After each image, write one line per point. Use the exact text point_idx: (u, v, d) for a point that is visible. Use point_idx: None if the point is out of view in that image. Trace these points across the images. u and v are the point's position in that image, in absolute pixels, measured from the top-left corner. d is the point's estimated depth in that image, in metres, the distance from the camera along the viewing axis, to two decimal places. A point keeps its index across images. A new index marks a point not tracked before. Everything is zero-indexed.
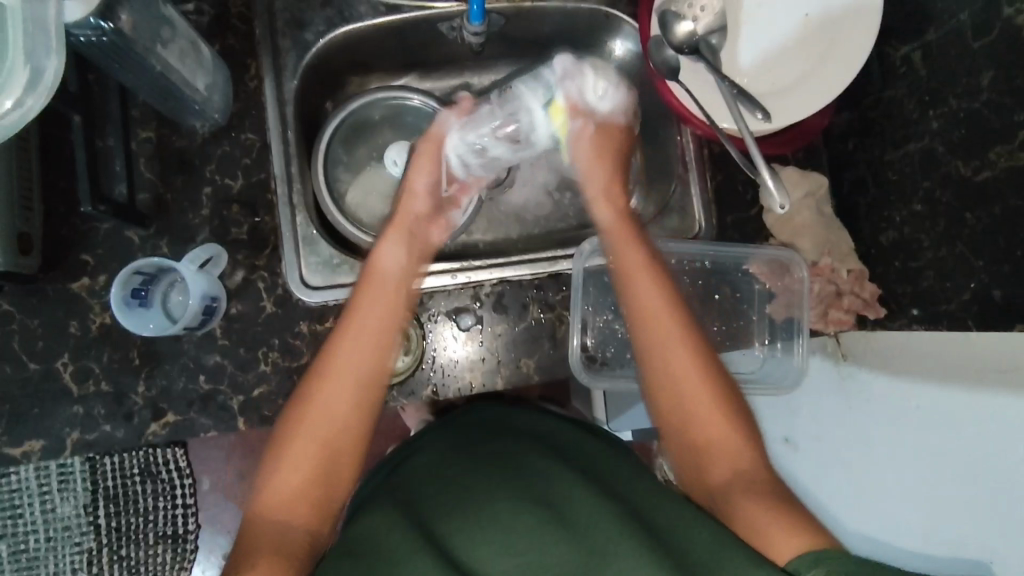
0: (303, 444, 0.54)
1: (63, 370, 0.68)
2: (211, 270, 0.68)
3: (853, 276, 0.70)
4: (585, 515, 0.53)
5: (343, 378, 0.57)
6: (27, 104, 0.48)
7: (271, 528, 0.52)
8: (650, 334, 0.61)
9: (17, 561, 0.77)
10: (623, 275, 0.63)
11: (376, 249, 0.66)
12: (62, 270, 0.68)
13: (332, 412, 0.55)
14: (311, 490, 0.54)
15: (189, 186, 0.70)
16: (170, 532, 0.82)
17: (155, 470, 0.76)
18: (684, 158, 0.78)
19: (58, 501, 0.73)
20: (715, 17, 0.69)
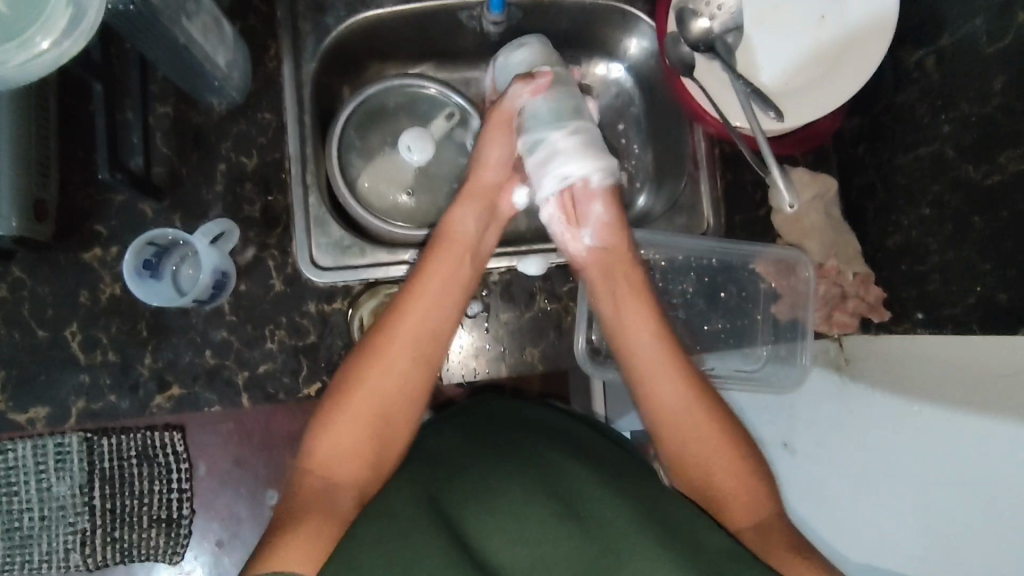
0: (365, 404, 0.58)
1: (71, 338, 0.68)
2: (223, 245, 0.69)
3: (859, 279, 0.72)
4: (601, 514, 0.54)
5: (408, 346, 0.60)
6: (63, 47, 0.49)
7: (320, 484, 0.55)
8: (659, 392, 0.62)
9: (8, 540, 0.72)
10: (629, 346, 0.65)
11: (451, 215, 0.68)
12: (74, 239, 0.69)
13: (393, 377, 0.59)
14: (367, 454, 0.57)
15: (204, 162, 0.71)
16: (164, 516, 0.74)
17: (151, 453, 0.71)
18: (695, 156, 0.79)
19: (54, 480, 0.70)
20: (731, 15, 0.70)
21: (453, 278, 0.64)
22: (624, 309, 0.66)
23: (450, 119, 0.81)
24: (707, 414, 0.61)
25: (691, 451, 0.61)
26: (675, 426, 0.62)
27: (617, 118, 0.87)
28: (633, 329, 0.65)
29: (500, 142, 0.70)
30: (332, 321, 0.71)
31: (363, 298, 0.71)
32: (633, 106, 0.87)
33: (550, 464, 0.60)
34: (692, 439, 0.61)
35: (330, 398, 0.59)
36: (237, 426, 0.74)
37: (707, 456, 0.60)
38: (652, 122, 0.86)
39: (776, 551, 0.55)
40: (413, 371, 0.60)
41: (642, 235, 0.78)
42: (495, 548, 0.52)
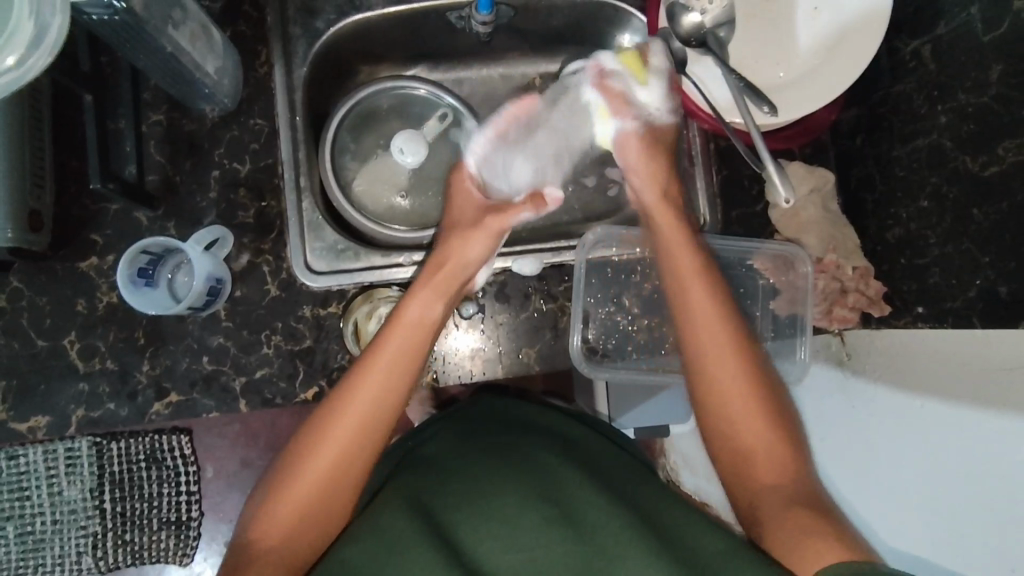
0: (302, 500, 0.54)
1: (70, 347, 0.69)
2: (217, 252, 0.69)
3: (858, 274, 0.71)
4: (593, 515, 0.54)
5: (343, 450, 0.55)
6: (28, 64, 0.49)
7: (259, 555, 0.52)
8: (712, 374, 0.58)
9: (21, 544, 0.73)
10: (682, 306, 0.61)
11: (410, 300, 0.61)
12: (71, 248, 0.69)
13: (329, 477, 0.54)
14: (303, 537, 0.54)
15: (198, 169, 0.71)
16: (173, 518, 0.75)
17: (159, 457, 0.72)
18: (690, 151, 0.78)
19: (64, 484, 0.71)
20: (723, 10, 0.69)
21: (400, 378, 0.57)
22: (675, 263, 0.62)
23: (442, 120, 0.81)
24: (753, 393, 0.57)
25: (736, 428, 0.57)
26: (716, 397, 0.58)
27: None
28: (695, 293, 0.60)
29: (480, 243, 0.65)
30: (327, 326, 0.71)
31: (356, 304, 0.71)
32: None
33: (544, 467, 0.60)
34: (734, 415, 0.57)
35: (279, 472, 0.55)
36: (243, 427, 0.75)
37: (739, 436, 0.57)
38: None
39: (791, 520, 0.51)
40: (357, 459, 0.55)
41: (603, 231, 0.75)
42: (488, 551, 0.52)
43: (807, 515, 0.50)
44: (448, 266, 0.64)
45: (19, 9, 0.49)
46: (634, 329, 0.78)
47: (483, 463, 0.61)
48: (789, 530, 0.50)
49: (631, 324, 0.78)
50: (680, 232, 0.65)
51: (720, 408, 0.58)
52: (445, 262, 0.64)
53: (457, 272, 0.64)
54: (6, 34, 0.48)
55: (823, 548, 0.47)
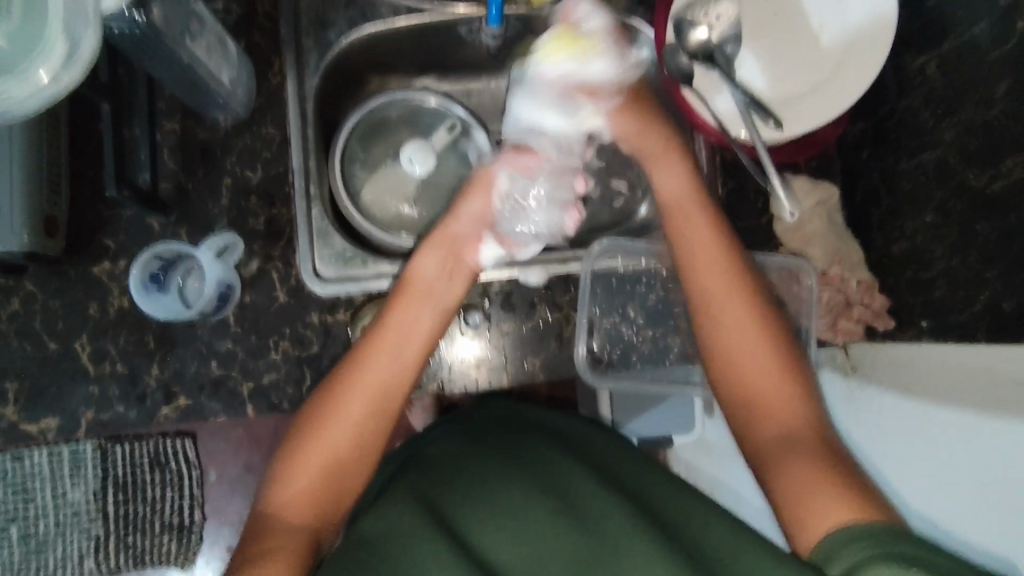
0: (321, 455, 0.54)
1: (81, 350, 0.69)
2: (227, 258, 0.70)
3: (863, 287, 0.73)
4: (597, 509, 0.54)
5: (368, 396, 0.56)
6: (64, 80, 0.50)
7: (281, 521, 0.52)
8: (721, 309, 0.60)
9: (25, 545, 0.72)
10: (690, 258, 0.63)
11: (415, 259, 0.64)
12: (84, 252, 0.70)
13: (352, 428, 0.55)
14: (327, 494, 0.54)
15: (210, 177, 0.72)
16: (176, 522, 0.75)
17: (165, 460, 0.73)
18: (696, 165, 0.78)
19: (69, 486, 0.71)
20: (729, 25, 0.69)
21: (417, 326, 0.60)
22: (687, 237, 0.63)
23: (451, 130, 0.82)
24: (758, 329, 0.58)
25: (743, 362, 0.58)
26: (728, 331, 0.59)
27: None
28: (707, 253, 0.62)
29: (479, 198, 0.68)
30: (335, 332, 0.72)
31: (364, 309, 0.72)
32: None
33: (547, 464, 0.61)
34: (744, 355, 0.58)
35: (291, 443, 0.55)
36: (247, 431, 0.74)
37: (765, 404, 0.56)
38: None
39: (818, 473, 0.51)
40: (378, 420, 0.56)
41: (610, 242, 0.74)
42: (492, 544, 0.52)
43: (823, 470, 0.51)
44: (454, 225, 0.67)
45: (54, 30, 0.50)
46: (639, 339, 0.78)
47: (487, 462, 0.61)
48: (804, 496, 0.50)
49: (635, 335, 0.78)
50: (703, 207, 0.64)
51: (744, 351, 0.58)
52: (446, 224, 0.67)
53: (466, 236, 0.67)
54: (47, 50, 0.50)
55: (841, 514, 0.47)
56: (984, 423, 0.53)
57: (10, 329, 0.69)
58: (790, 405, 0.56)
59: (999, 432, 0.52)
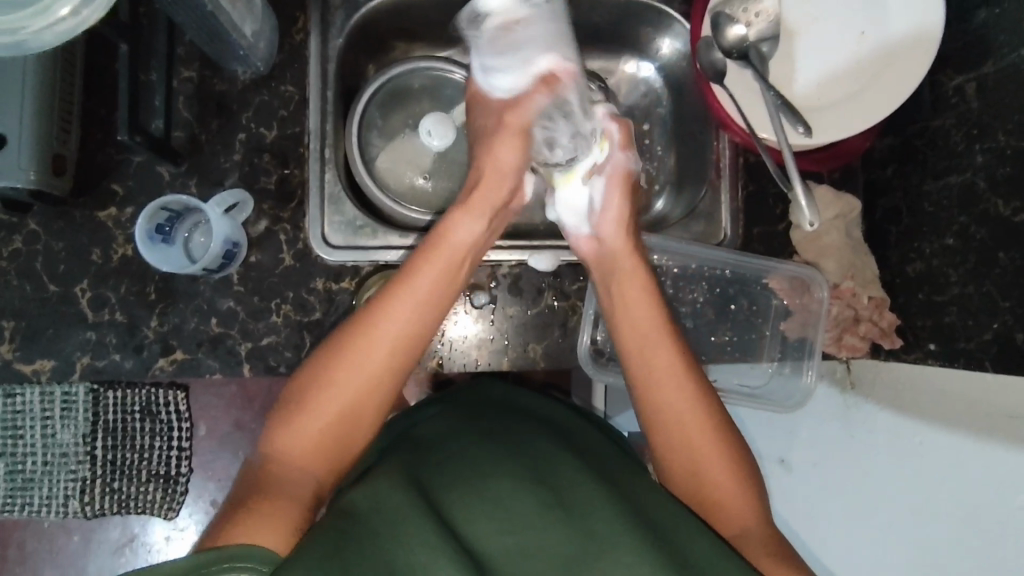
0: (333, 406, 0.53)
1: (81, 295, 0.69)
2: (235, 216, 0.69)
3: (873, 303, 0.71)
4: (591, 507, 0.53)
5: (388, 349, 0.54)
6: (82, 16, 0.49)
7: (282, 472, 0.51)
8: (652, 392, 0.59)
9: (10, 481, 0.75)
10: (632, 331, 0.62)
11: (450, 220, 0.62)
12: (92, 196, 0.69)
13: (371, 382, 0.54)
14: (331, 445, 0.53)
15: (224, 131, 0.71)
16: (163, 472, 0.80)
17: (155, 411, 0.75)
18: (718, 164, 0.77)
19: (57, 427, 0.73)
20: (768, 24, 0.67)
21: (448, 285, 0.59)
22: (629, 300, 0.64)
23: None
24: (688, 401, 0.58)
25: (670, 437, 0.58)
26: (657, 405, 0.58)
27: (643, 118, 0.87)
28: (643, 325, 0.62)
29: (511, 148, 0.65)
30: (339, 301, 0.71)
31: (369, 283, 0.71)
32: (661, 107, 0.87)
33: (541, 455, 0.60)
34: (678, 440, 0.57)
35: (295, 390, 0.54)
36: (240, 389, 0.85)
37: (720, 496, 0.56)
38: (678, 125, 0.85)
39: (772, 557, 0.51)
40: (392, 377, 0.54)
41: None
42: (482, 534, 0.51)
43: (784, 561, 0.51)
44: (486, 185, 0.65)
45: None
46: None
47: (470, 446, 0.61)
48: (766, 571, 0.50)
49: None
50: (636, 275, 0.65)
51: (660, 411, 0.58)
52: (482, 179, 0.65)
53: (495, 196, 0.65)
54: None
55: None
56: (987, 454, 0.52)
57: (12, 266, 0.68)
58: (738, 491, 0.56)
59: (997, 470, 0.51)
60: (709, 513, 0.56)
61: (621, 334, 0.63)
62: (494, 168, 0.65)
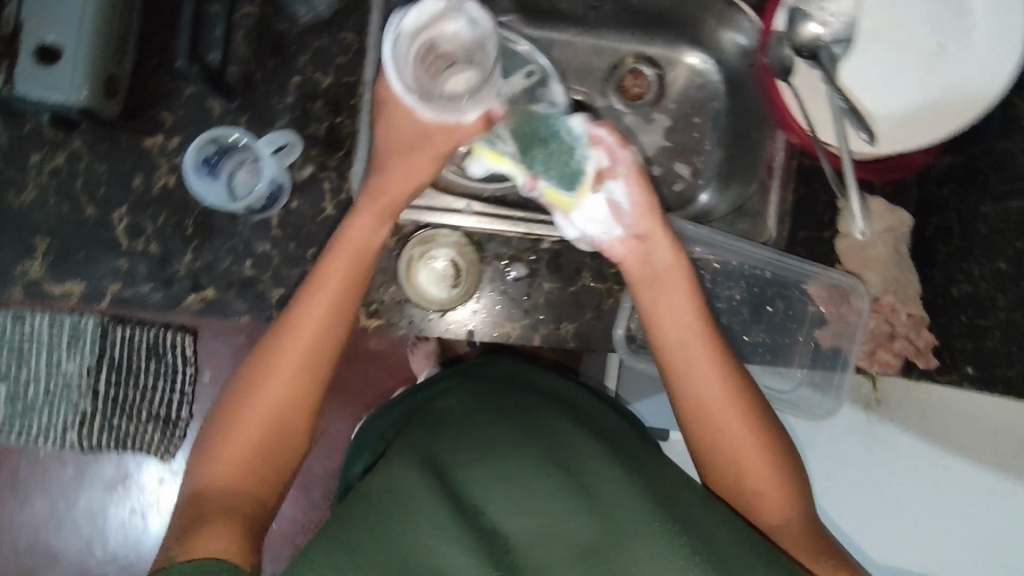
0: (259, 417, 0.54)
1: (117, 221, 0.67)
2: (282, 158, 0.68)
3: (912, 321, 0.71)
4: (609, 490, 0.53)
5: (300, 357, 0.55)
6: None
7: (218, 491, 0.51)
8: (685, 380, 0.58)
9: (17, 406, 0.98)
10: (663, 320, 0.60)
11: (351, 222, 0.59)
12: (140, 122, 0.68)
13: (290, 392, 0.54)
14: (263, 458, 0.53)
15: (279, 72, 0.69)
16: (161, 416, 1.01)
17: (160, 350, 0.97)
18: (771, 164, 0.76)
19: (75, 361, 0.94)
20: (845, 25, 0.65)
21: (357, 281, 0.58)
22: (659, 286, 0.62)
23: (529, 76, 0.77)
24: (721, 390, 0.57)
25: (705, 420, 0.58)
26: (690, 394, 0.58)
27: (695, 111, 0.85)
28: (677, 313, 0.60)
29: (429, 159, 0.61)
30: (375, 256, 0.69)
31: (410, 245, 0.70)
32: (716, 101, 0.84)
33: (558, 434, 0.60)
34: (712, 426, 0.57)
35: (229, 398, 0.55)
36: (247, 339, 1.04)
37: (759, 497, 0.56)
38: (733, 120, 0.83)
39: (809, 547, 0.54)
40: (307, 381, 0.55)
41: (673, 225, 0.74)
42: (499, 513, 0.51)
43: (818, 553, 0.53)
44: (391, 190, 0.60)
45: None
46: None
47: (479, 424, 0.61)
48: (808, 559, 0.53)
49: None
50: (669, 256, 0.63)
51: (694, 399, 0.58)
52: (384, 180, 0.60)
53: (399, 202, 0.60)
54: None
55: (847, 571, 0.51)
56: None
57: (51, 183, 0.67)
58: (771, 478, 0.57)
59: None
60: (749, 505, 0.57)
61: (652, 327, 0.60)
62: (393, 172, 0.60)
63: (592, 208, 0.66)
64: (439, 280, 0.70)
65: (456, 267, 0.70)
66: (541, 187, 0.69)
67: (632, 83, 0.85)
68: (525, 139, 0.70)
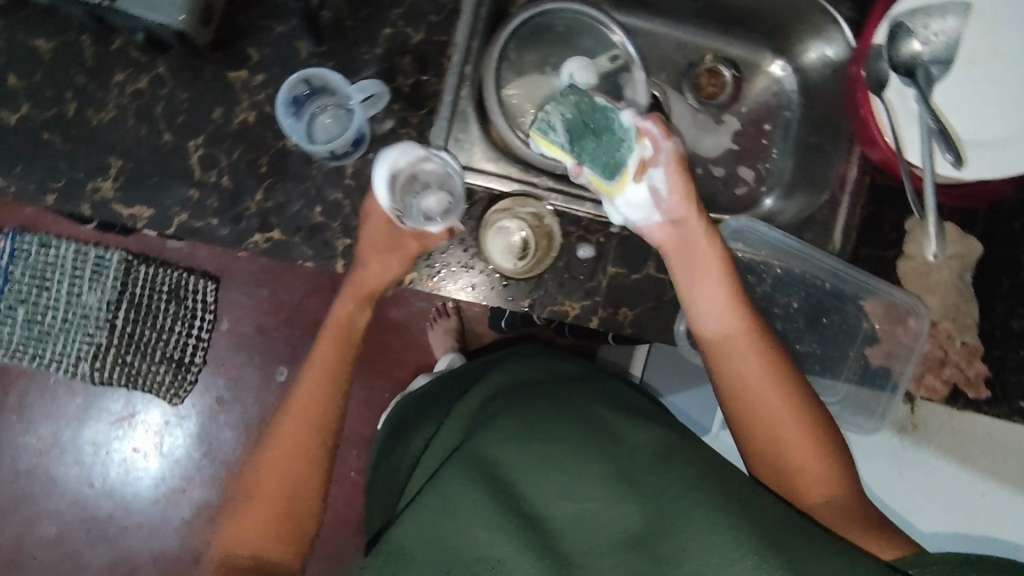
0: (277, 487, 0.62)
1: (192, 151, 0.67)
2: (370, 107, 0.67)
3: (966, 350, 0.71)
4: (654, 478, 0.53)
5: (287, 454, 0.63)
6: None
7: (249, 556, 0.59)
8: (725, 367, 0.60)
9: (29, 330, 1.10)
10: (706, 304, 0.62)
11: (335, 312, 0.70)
12: (226, 55, 0.67)
13: (291, 469, 0.63)
14: (278, 519, 0.61)
15: (371, 21, 0.69)
16: (178, 359, 1.15)
17: (182, 295, 1.14)
18: (844, 179, 0.77)
19: (84, 287, 1.11)
20: (947, 45, 0.64)
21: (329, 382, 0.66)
22: (702, 272, 0.64)
23: (614, 61, 0.78)
24: (762, 372, 0.59)
25: (747, 404, 0.59)
26: (730, 377, 0.60)
27: (765, 117, 0.86)
28: (717, 301, 0.62)
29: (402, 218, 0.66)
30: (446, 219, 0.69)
31: (494, 218, 0.70)
32: (787, 111, 0.86)
33: (599, 421, 0.61)
34: (755, 411, 0.59)
35: (236, 502, 0.63)
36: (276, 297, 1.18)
37: (800, 479, 0.57)
38: (806, 130, 0.84)
39: (857, 525, 0.54)
40: (309, 440, 0.64)
41: (740, 223, 0.75)
42: (549, 503, 0.53)
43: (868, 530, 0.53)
44: (371, 276, 0.66)
45: None
46: None
47: (510, 411, 0.63)
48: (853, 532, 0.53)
49: None
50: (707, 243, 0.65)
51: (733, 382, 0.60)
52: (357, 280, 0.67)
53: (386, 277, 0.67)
54: None
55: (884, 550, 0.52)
56: None
57: (131, 105, 0.66)
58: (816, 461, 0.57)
59: None
60: (793, 492, 0.57)
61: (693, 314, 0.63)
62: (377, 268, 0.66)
63: (635, 195, 0.66)
64: (507, 251, 0.69)
65: (526, 243, 0.70)
66: (587, 176, 0.68)
67: (708, 82, 0.86)
68: (576, 129, 0.68)
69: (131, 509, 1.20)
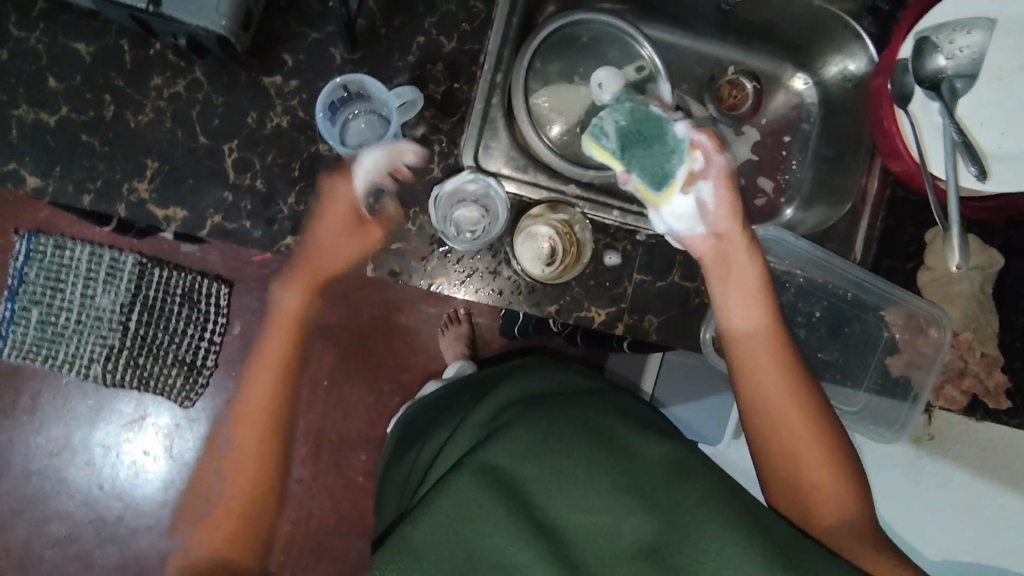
0: (235, 494, 0.68)
1: (227, 154, 0.67)
2: (404, 112, 0.68)
3: (985, 361, 0.71)
4: (672, 493, 0.52)
5: (238, 459, 0.68)
6: None
7: (217, 561, 0.65)
8: (750, 378, 0.61)
9: (42, 330, 1.10)
10: (739, 316, 0.63)
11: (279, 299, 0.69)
12: (261, 61, 0.68)
13: (235, 470, 0.68)
14: (236, 523, 0.67)
15: (405, 29, 0.70)
16: (188, 363, 1.15)
17: (194, 298, 1.13)
18: (865, 191, 0.79)
19: (99, 290, 1.10)
20: (971, 60, 0.66)
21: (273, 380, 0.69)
22: (733, 286, 0.64)
23: (639, 71, 0.80)
24: (789, 390, 0.59)
25: (770, 420, 0.59)
26: (755, 389, 0.60)
27: (784, 130, 0.87)
28: (749, 314, 0.63)
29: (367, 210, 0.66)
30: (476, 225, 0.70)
31: (525, 224, 0.72)
32: (805, 122, 0.87)
33: (609, 429, 0.59)
34: (777, 425, 0.59)
35: (206, 517, 0.69)
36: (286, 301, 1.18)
37: (816, 498, 0.57)
38: (825, 142, 0.85)
39: (866, 547, 0.54)
40: (262, 443, 0.68)
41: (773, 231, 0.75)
42: (562, 510, 0.51)
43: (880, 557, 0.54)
44: (325, 262, 0.66)
45: None
46: None
47: (523, 413, 0.61)
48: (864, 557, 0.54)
49: None
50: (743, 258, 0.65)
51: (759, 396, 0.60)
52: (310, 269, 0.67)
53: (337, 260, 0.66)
54: None
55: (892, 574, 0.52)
56: None
57: (168, 108, 0.67)
58: (832, 483, 0.57)
59: None
60: (807, 512, 0.57)
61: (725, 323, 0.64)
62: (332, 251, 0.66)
63: (682, 206, 0.67)
64: (536, 256, 0.70)
65: (554, 246, 0.71)
66: (635, 184, 0.69)
67: (729, 93, 0.87)
68: (628, 138, 0.70)
69: (142, 511, 1.20)
